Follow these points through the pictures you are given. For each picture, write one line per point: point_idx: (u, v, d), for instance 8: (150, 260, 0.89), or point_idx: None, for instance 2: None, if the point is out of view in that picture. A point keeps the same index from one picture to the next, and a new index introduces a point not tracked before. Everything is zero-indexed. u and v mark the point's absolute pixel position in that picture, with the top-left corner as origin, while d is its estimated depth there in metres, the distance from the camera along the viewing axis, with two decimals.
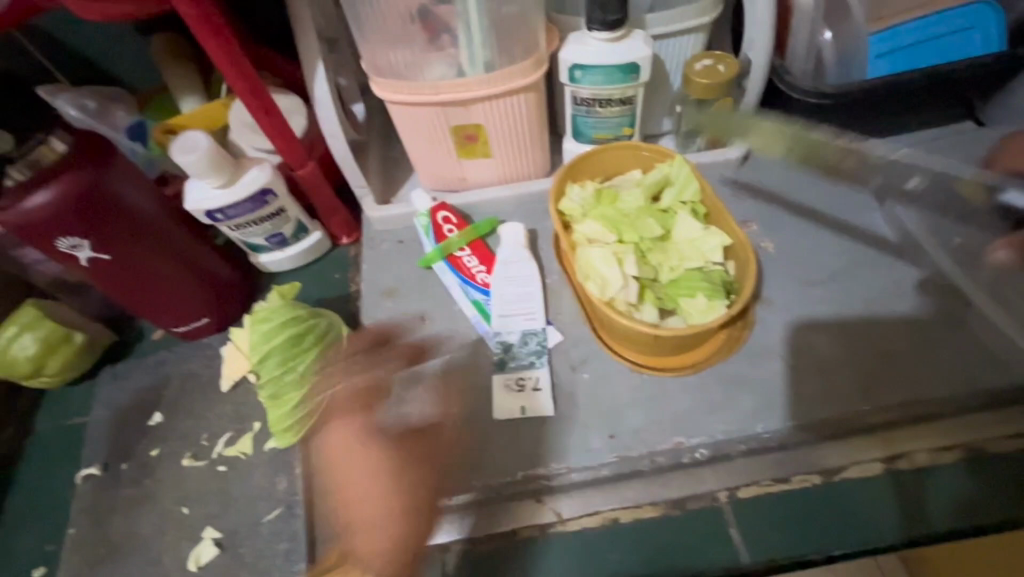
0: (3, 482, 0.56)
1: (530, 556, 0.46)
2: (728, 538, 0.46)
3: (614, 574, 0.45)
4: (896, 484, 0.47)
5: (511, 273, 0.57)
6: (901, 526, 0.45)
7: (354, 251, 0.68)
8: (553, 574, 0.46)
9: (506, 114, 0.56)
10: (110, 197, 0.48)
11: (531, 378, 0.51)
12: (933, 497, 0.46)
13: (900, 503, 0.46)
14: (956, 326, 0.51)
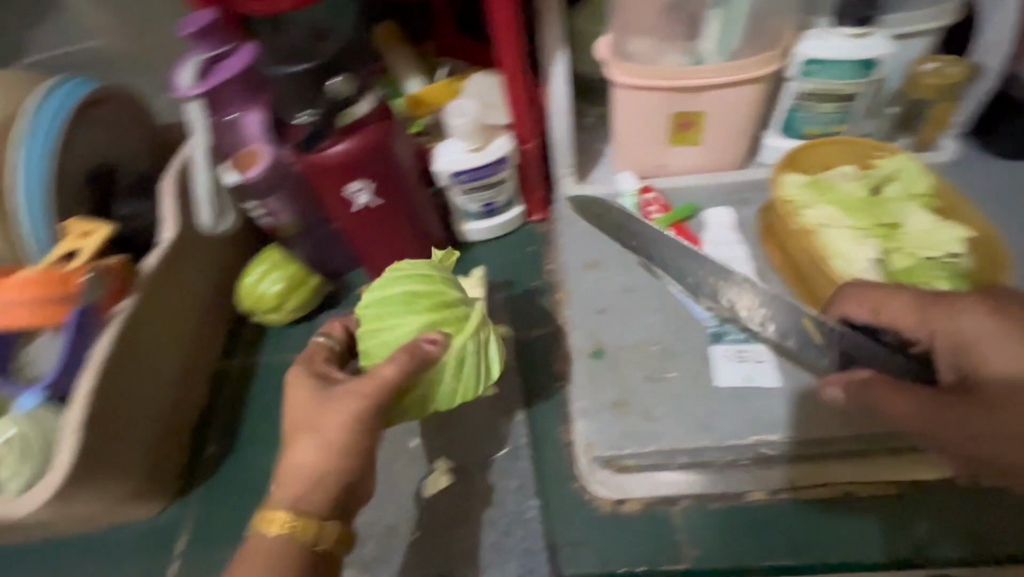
0: (242, 402, 0.63)
1: (756, 517, 0.49)
2: (906, 523, 0.48)
3: (851, 542, 0.48)
4: (884, 504, 0.49)
5: (720, 254, 0.60)
6: (886, 544, 0.48)
7: (544, 228, 0.71)
8: (780, 536, 0.48)
9: (729, 105, 0.59)
10: (393, 152, 0.53)
11: (753, 351, 0.53)
12: (918, 519, 0.48)
13: (885, 525, 0.48)
14: None
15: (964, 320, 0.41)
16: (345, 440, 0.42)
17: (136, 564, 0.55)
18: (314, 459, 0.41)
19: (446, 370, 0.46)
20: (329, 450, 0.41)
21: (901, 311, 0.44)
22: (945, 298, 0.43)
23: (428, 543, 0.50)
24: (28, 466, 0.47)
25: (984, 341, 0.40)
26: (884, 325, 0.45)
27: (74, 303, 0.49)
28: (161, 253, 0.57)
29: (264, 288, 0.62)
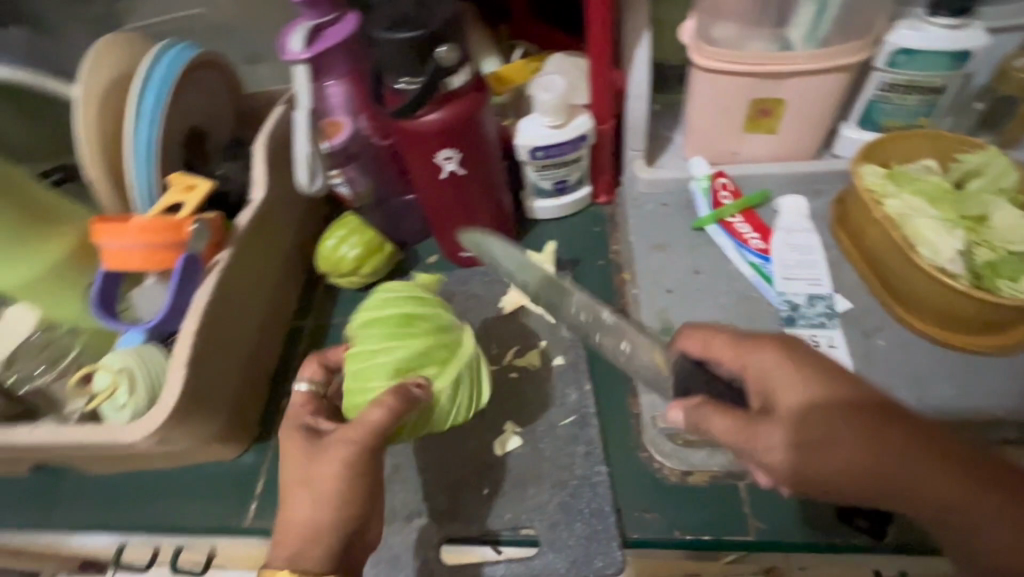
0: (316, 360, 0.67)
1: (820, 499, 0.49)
2: None
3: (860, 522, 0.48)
4: None
5: (794, 241, 0.60)
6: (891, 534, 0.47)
7: (610, 210, 0.72)
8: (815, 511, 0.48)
9: (811, 94, 0.59)
10: (481, 122, 0.56)
11: (825, 335, 0.54)
12: None
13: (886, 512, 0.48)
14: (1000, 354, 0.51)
15: (757, 358, 0.41)
16: (335, 494, 0.43)
17: (216, 502, 0.58)
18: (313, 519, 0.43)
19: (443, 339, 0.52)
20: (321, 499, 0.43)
21: (721, 346, 0.43)
22: (735, 341, 0.43)
23: (497, 499, 0.51)
24: (137, 397, 0.50)
25: (793, 406, 0.39)
26: (704, 359, 0.45)
27: (183, 248, 0.53)
28: (253, 210, 0.60)
29: (343, 252, 0.65)
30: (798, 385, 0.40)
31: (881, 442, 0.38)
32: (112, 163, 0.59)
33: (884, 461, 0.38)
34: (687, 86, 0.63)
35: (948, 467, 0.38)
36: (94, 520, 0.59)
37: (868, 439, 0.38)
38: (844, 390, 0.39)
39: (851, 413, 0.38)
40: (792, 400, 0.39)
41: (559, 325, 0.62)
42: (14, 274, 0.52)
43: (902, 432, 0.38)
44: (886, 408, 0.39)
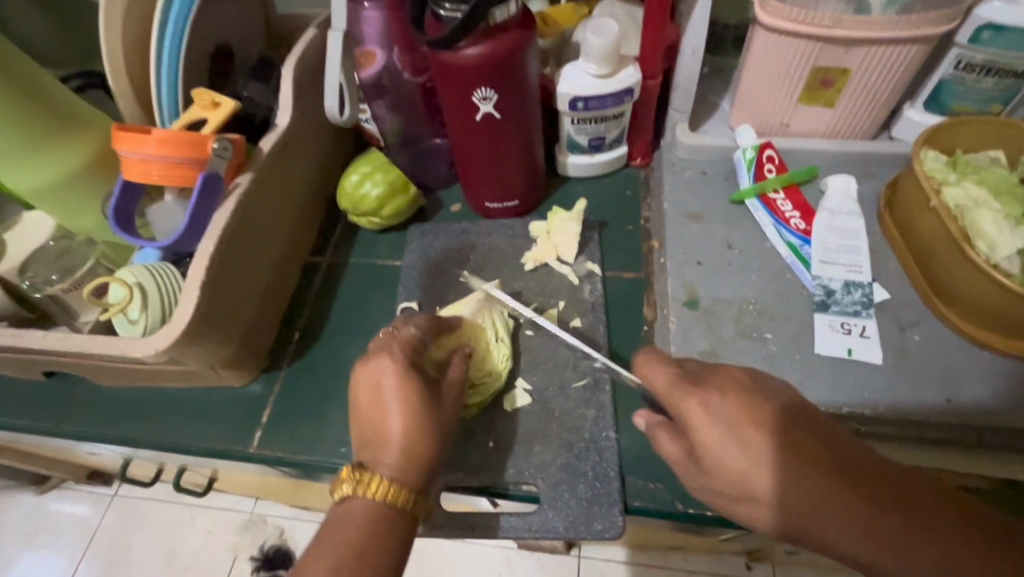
0: (328, 298, 0.66)
1: None
2: None
3: None
4: None
5: (837, 224, 0.57)
6: None
7: (644, 174, 0.69)
8: None
9: (881, 66, 0.55)
10: (524, 63, 0.53)
11: (858, 325, 0.52)
12: None
13: None
14: None
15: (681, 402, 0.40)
16: (424, 423, 0.44)
17: (222, 426, 0.59)
18: (411, 445, 0.43)
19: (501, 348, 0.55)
20: (420, 422, 0.43)
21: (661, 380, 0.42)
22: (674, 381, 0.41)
23: (502, 453, 0.51)
24: (150, 314, 0.49)
25: (721, 453, 0.38)
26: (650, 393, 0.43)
27: (203, 165, 0.51)
28: (276, 136, 0.57)
29: (366, 190, 0.63)
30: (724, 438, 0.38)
31: (812, 496, 0.36)
32: (135, 72, 0.56)
33: (814, 511, 0.36)
34: (744, 45, 0.59)
35: (888, 528, 0.35)
36: (104, 432, 0.60)
37: (796, 491, 0.36)
38: (790, 440, 0.37)
39: (786, 463, 0.37)
40: (718, 446, 0.38)
41: (581, 287, 0.60)
42: (33, 178, 0.51)
43: (842, 489, 0.36)
44: (829, 462, 0.37)
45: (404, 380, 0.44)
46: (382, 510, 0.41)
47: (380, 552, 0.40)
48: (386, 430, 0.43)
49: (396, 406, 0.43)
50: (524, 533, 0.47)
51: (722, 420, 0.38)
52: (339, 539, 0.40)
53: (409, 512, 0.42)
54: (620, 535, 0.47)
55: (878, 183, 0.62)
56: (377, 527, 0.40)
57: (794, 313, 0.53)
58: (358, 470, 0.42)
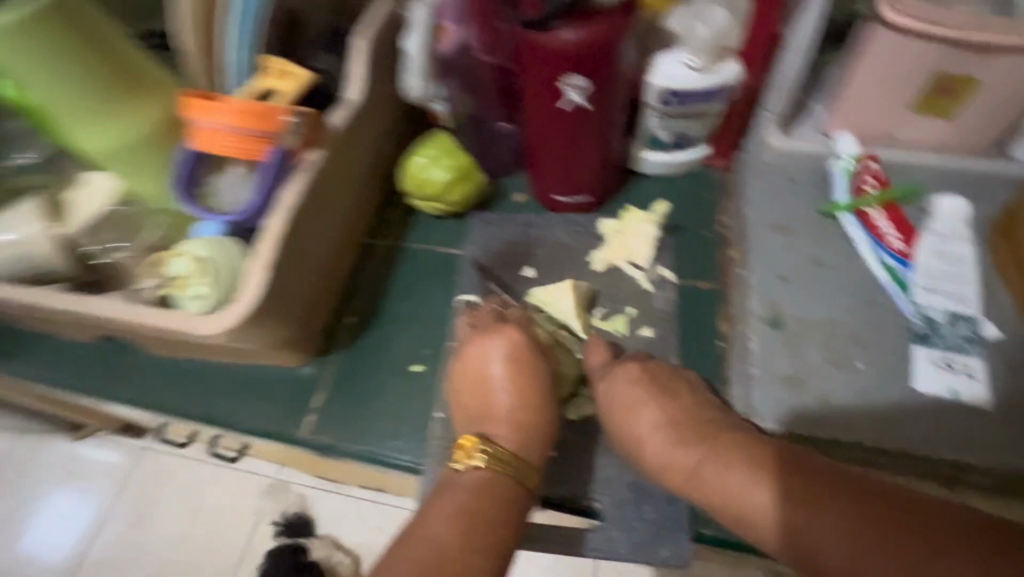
0: (384, 283, 0.64)
1: None
2: None
3: None
4: None
5: (944, 249, 0.52)
6: None
7: (723, 176, 0.65)
8: None
9: (1016, 77, 0.49)
10: (621, 50, 0.49)
11: (963, 362, 0.47)
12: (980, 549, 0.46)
13: None
14: None
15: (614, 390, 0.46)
16: (538, 399, 0.45)
17: (273, 407, 0.58)
18: (526, 419, 0.44)
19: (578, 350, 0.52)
20: (530, 402, 0.45)
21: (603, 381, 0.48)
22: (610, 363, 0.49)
23: (564, 463, 0.49)
24: (218, 288, 0.49)
25: (670, 461, 0.41)
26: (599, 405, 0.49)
27: (276, 138, 0.49)
28: (347, 112, 0.55)
29: (433, 173, 0.60)
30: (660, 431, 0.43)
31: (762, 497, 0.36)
32: (207, 34, 0.53)
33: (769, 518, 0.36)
34: (858, 45, 0.53)
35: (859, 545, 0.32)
36: (156, 400, 0.60)
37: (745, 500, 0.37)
38: (730, 445, 0.40)
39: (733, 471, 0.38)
40: (669, 456, 0.42)
41: (652, 294, 0.57)
42: (100, 138, 0.49)
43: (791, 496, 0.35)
44: (777, 465, 0.37)
45: (518, 352, 0.46)
46: (502, 486, 0.40)
47: (502, 526, 0.38)
48: (504, 398, 0.45)
49: (508, 381, 0.45)
50: (586, 551, 0.45)
51: (664, 431, 0.43)
52: (460, 505, 0.38)
53: (527, 492, 0.41)
54: (687, 563, 0.45)
55: (989, 205, 0.56)
56: (498, 498, 0.39)
57: (889, 343, 0.49)
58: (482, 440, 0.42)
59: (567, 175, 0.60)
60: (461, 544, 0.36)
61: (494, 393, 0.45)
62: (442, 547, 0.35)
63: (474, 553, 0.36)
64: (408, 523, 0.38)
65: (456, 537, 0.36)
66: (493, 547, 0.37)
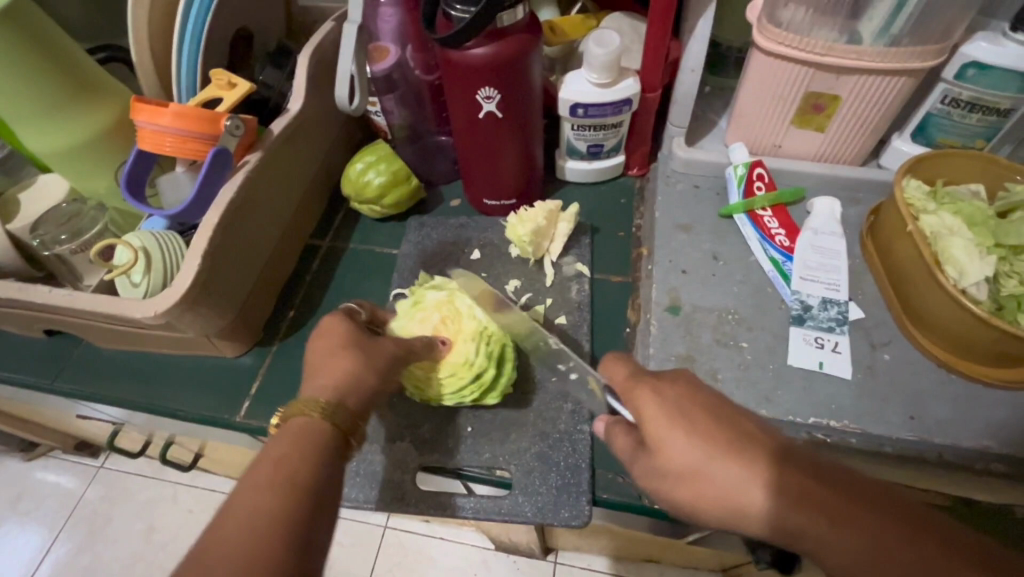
0: (325, 280, 0.68)
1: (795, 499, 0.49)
2: None
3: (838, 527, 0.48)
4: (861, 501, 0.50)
5: (819, 243, 0.59)
6: None
7: (639, 184, 0.72)
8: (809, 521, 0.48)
9: (872, 94, 0.57)
10: (527, 65, 0.55)
11: (831, 340, 0.54)
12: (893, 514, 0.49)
13: None
14: (998, 387, 0.50)
15: (640, 405, 0.41)
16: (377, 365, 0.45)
17: (212, 394, 0.61)
18: (342, 371, 0.43)
19: (467, 310, 0.55)
20: (364, 363, 0.44)
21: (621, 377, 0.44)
22: (633, 373, 0.43)
23: (479, 438, 0.53)
24: (152, 277, 0.52)
25: (731, 486, 0.36)
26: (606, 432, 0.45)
27: (215, 140, 0.53)
28: (288, 120, 0.60)
29: (369, 178, 0.65)
30: (676, 426, 0.38)
31: (836, 532, 0.33)
32: (159, 50, 0.58)
33: (846, 551, 0.33)
34: (743, 66, 0.61)
35: (937, 573, 0.31)
36: (96, 392, 0.62)
37: (816, 534, 0.34)
38: (713, 448, 0.37)
39: (794, 508, 0.34)
40: (680, 450, 0.38)
41: (569, 286, 0.63)
42: (52, 144, 0.54)
43: (865, 534, 0.33)
44: (839, 485, 0.34)
45: (339, 328, 0.47)
46: (319, 433, 0.39)
47: (313, 468, 0.36)
48: (324, 363, 0.44)
49: (338, 353, 0.45)
50: (494, 514, 0.49)
51: (709, 442, 0.37)
52: (268, 469, 0.35)
53: (338, 422, 0.40)
54: (586, 523, 0.49)
55: (863, 208, 0.64)
56: (303, 445, 0.37)
57: (771, 326, 0.55)
58: (283, 413, 0.41)
59: (493, 181, 0.66)
60: (262, 503, 0.33)
61: (326, 366, 0.44)
62: (238, 517, 0.32)
63: (281, 502, 0.33)
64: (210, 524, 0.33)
65: (258, 504, 0.33)
66: (298, 487, 0.35)
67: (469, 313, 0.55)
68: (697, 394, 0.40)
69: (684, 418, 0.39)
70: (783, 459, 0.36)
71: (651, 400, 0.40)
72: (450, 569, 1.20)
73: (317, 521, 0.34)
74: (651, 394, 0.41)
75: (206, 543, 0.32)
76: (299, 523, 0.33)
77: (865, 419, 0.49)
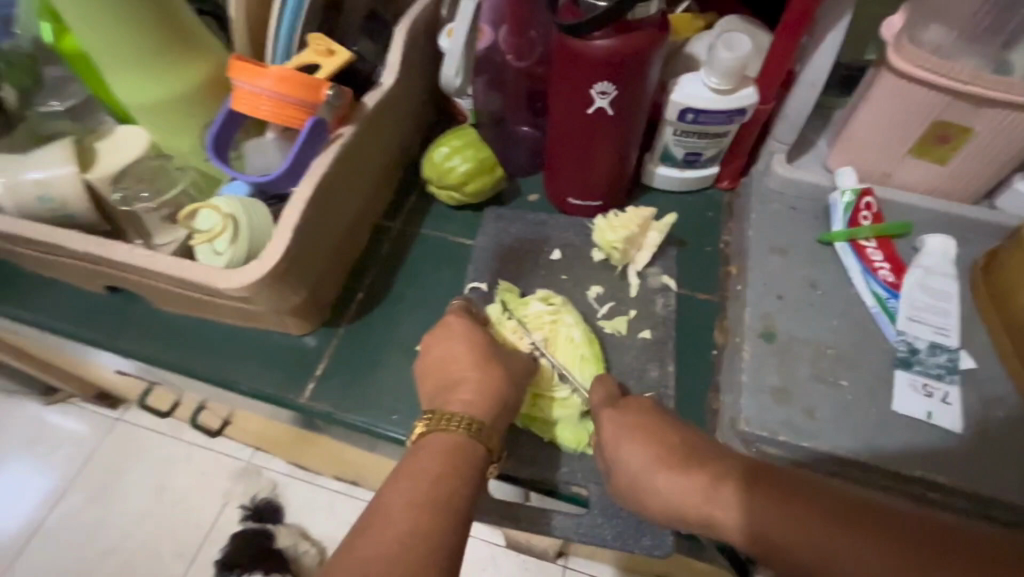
0: (394, 265, 0.65)
1: None
2: None
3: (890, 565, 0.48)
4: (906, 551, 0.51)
5: (929, 284, 0.56)
6: None
7: (728, 198, 0.68)
8: None
9: (1009, 130, 0.53)
10: (651, 63, 0.51)
11: (940, 389, 0.50)
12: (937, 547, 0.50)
13: None
14: None
15: (599, 416, 0.48)
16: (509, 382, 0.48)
17: (275, 371, 0.59)
18: (484, 388, 0.46)
19: (568, 330, 0.54)
20: (505, 382, 0.47)
21: (599, 396, 0.49)
22: (610, 396, 0.49)
23: (555, 449, 0.51)
24: (236, 248, 0.49)
25: (675, 490, 0.43)
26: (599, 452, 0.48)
27: (314, 109, 0.51)
28: (382, 95, 0.57)
29: (454, 164, 0.63)
30: (625, 437, 0.46)
31: (777, 524, 0.39)
32: (254, 3, 0.55)
33: (788, 542, 0.38)
34: (867, 85, 0.57)
35: (869, 560, 0.36)
36: (153, 354, 0.60)
37: (768, 528, 0.39)
38: (655, 456, 0.45)
39: (731, 512, 0.41)
40: (630, 456, 0.45)
41: (653, 299, 0.60)
42: (141, 92, 0.52)
43: (795, 521, 0.39)
44: (777, 489, 0.40)
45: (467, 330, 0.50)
46: (466, 449, 0.42)
47: (462, 484, 0.40)
48: (462, 377, 0.47)
49: (478, 369, 0.47)
50: (571, 534, 0.47)
51: (662, 450, 0.45)
52: (424, 478, 0.39)
53: (484, 443, 0.43)
54: (667, 555, 0.46)
55: (973, 250, 0.60)
56: (453, 460, 0.41)
57: (873, 366, 0.52)
58: (426, 422, 0.44)
59: (582, 181, 0.63)
60: (419, 514, 0.37)
61: (468, 380, 0.46)
62: (398, 522, 0.36)
63: (436, 517, 0.37)
64: (366, 516, 0.38)
65: (415, 511, 0.37)
66: (451, 504, 0.38)
67: (569, 334, 0.54)
68: (644, 415, 0.47)
69: (637, 430, 0.46)
70: (726, 465, 0.43)
71: (612, 414, 0.47)
72: (460, 565, 1.19)
73: (462, 538, 0.38)
74: (621, 413, 0.47)
75: (368, 538, 0.36)
76: (452, 538, 0.37)
77: (976, 479, 0.46)
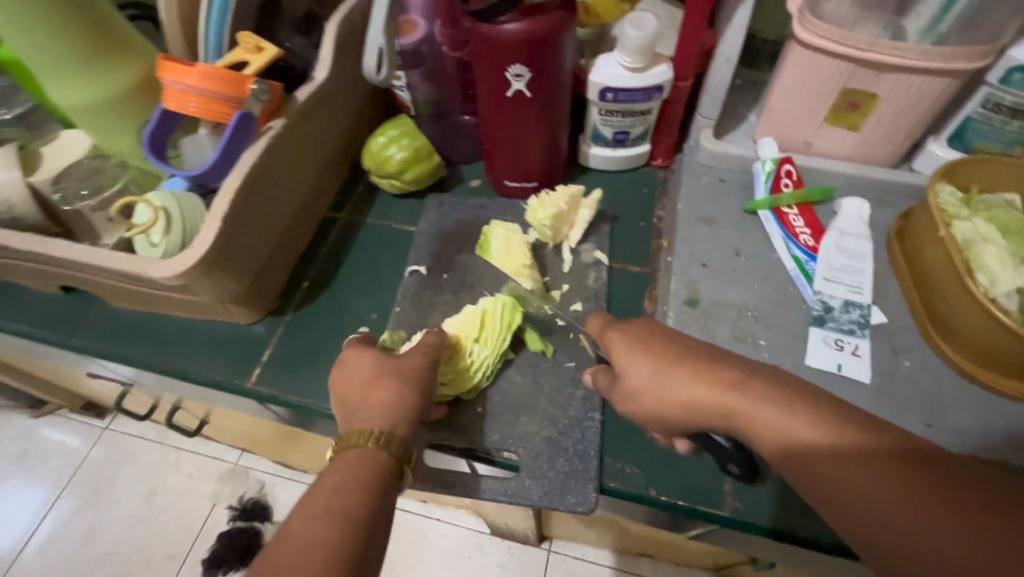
0: (340, 253, 0.67)
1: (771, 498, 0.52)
2: None
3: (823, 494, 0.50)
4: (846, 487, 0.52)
5: (845, 245, 0.58)
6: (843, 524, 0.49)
7: (663, 175, 0.70)
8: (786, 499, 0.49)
9: (912, 93, 0.55)
10: (560, 43, 0.53)
11: (851, 343, 0.53)
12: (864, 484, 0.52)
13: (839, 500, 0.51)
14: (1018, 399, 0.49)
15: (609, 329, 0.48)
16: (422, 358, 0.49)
17: (225, 359, 0.61)
18: (381, 391, 0.47)
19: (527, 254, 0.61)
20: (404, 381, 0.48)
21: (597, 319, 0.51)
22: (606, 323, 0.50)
23: (489, 419, 0.53)
24: (170, 239, 0.52)
25: (690, 378, 0.41)
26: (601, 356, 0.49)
27: (240, 103, 0.53)
28: (312, 89, 0.59)
29: (391, 153, 0.65)
30: (642, 337, 0.45)
31: (796, 413, 0.37)
32: (183, 5, 0.57)
33: (802, 429, 0.36)
34: (779, 58, 0.59)
35: (884, 459, 0.34)
36: (109, 350, 0.62)
37: (785, 418, 0.37)
38: (673, 349, 0.43)
39: (749, 394, 0.39)
40: (643, 350, 0.44)
41: (587, 273, 0.62)
42: (73, 95, 0.54)
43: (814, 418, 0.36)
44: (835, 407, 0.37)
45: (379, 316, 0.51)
46: (371, 459, 0.43)
47: (366, 496, 0.40)
48: (386, 354, 0.49)
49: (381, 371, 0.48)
50: (501, 496, 0.49)
51: (703, 363, 0.42)
52: (325, 494, 0.39)
53: (391, 452, 0.43)
54: (592, 510, 0.49)
55: (892, 211, 0.63)
56: (356, 472, 0.41)
57: (791, 326, 0.54)
58: (336, 445, 0.44)
59: (516, 163, 0.65)
60: (317, 527, 0.37)
61: (372, 394, 0.47)
62: (296, 538, 0.36)
63: (333, 524, 0.37)
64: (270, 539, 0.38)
65: (319, 525, 0.37)
66: (354, 517, 0.38)
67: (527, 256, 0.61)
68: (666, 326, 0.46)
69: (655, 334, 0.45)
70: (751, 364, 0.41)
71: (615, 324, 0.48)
72: (445, 552, 1.21)
73: (367, 542, 0.38)
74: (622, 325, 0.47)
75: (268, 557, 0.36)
76: (355, 549, 0.37)
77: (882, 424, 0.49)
